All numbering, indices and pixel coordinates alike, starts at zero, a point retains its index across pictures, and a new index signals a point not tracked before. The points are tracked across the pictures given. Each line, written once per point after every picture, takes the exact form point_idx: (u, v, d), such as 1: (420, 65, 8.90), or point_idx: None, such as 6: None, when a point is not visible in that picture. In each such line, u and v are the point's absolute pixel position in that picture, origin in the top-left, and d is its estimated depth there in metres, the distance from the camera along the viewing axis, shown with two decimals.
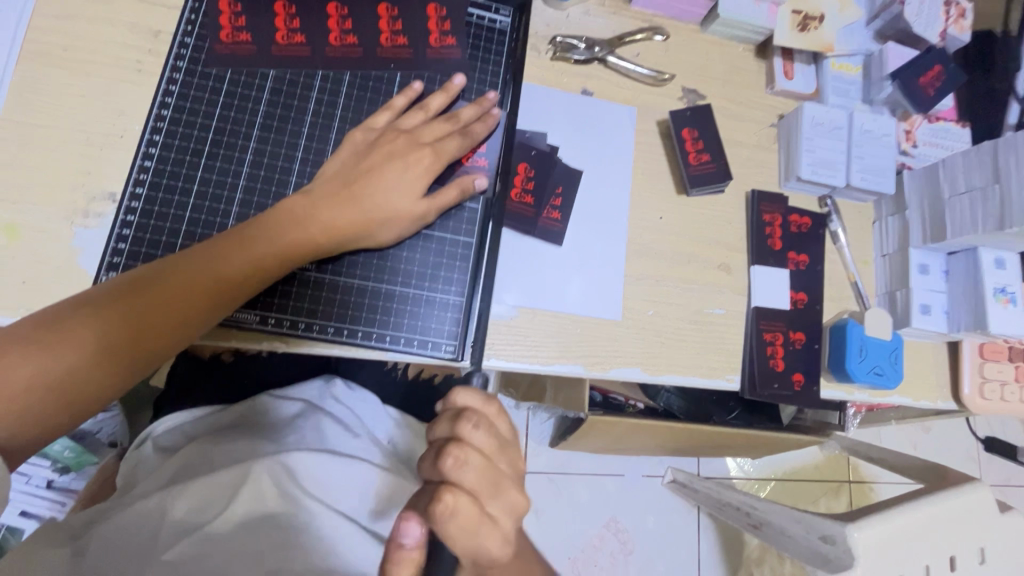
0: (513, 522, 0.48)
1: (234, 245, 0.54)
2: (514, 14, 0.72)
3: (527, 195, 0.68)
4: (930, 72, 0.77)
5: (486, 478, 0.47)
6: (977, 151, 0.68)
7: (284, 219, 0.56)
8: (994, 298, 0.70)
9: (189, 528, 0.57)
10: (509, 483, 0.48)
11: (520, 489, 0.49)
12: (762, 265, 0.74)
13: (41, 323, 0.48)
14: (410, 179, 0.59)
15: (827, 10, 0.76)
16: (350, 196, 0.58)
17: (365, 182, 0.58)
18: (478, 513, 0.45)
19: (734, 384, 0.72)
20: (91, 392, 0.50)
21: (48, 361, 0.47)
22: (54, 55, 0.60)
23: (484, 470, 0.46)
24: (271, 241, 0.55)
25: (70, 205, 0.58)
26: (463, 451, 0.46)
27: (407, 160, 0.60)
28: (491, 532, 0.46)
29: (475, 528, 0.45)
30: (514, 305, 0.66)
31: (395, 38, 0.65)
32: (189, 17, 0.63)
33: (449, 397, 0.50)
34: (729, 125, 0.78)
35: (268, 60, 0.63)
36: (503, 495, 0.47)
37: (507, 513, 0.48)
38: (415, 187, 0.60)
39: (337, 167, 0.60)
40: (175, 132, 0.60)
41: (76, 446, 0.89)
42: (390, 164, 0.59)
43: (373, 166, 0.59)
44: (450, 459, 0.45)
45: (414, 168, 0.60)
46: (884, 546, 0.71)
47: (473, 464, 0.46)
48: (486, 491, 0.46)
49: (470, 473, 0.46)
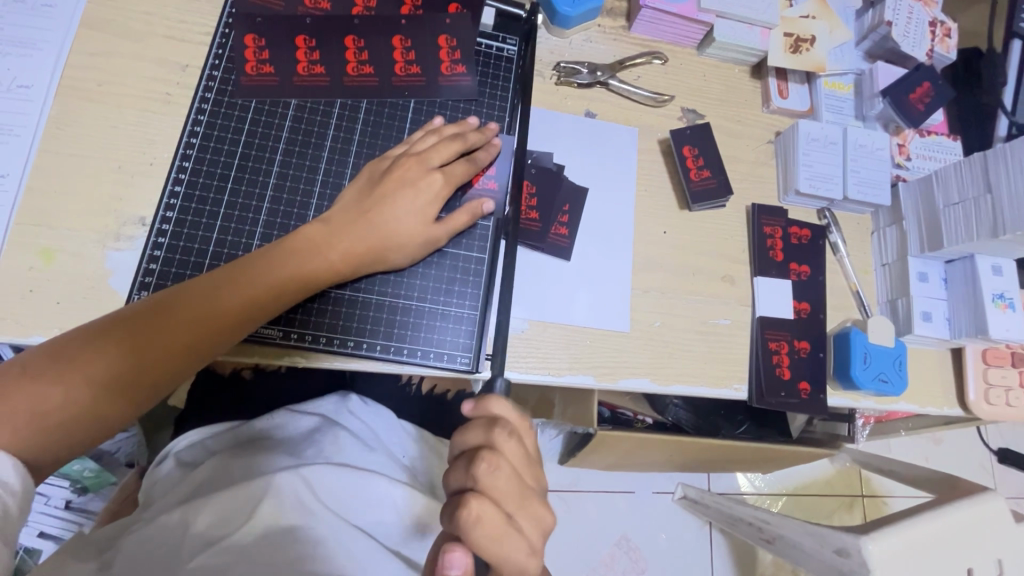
0: (540, 537, 0.50)
1: (254, 270, 0.56)
2: (520, 42, 0.76)
3: (532, 212, 0.71)
4: (919, 89, 0.80)
5: (515, 487, 0.49)
6: (968, 162, 0.71)
7: (302, 246, 0.58)
8: (993, 304, 0.72)
9: (210, 539, 0.58)
10: (536, 498, 0.50)
11: (547, 504, 0.51)
12: (765, 276, 0.76)
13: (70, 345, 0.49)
14: (420, 204, 0.61)
15: (818, 33, 0.80)
16: (365, 224, 0.60)
17: (378, 210, 0.60)
18: (505, 524, 0.47)
19: (742, 393, 0.73)
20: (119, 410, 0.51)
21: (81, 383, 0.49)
22: (90, 90, 0.64)
23: (514, 479, 0.49)
24: (288, 264, 0.57)
25: (102, 229, 0.61)
26: (495, 458, 0.48)
27: (417, 187, 0.62)
28: (517, 543, 0.47)
29: (499, 535, 0.47)
30: (526, 317, 0.69)
31: (409, 67, 0.69)
32: (216, 53, 0.67)
33: (482, 401, 0.52)
34: (729, 142, 0.81)
35: (289, 90, 0.67)
36: (531, 509, 0.49)
37: (534, 524, 0.49)
38: (426, 214, 0.62)
39: (351, 196, 0.62)
40: (203, 158, 0.64)
41: (98, 466, 0.91)
42: (402, 189, 0.61)
43: (385, 195, 0.61)
44: (484, 463, 0.47)
45: (425, 194, 0.62)
46: (900, 559, 0.72)
47: (504, 471, 0.48)
48: (514, 500, 0.48)
49: (501, 480, 0.48)
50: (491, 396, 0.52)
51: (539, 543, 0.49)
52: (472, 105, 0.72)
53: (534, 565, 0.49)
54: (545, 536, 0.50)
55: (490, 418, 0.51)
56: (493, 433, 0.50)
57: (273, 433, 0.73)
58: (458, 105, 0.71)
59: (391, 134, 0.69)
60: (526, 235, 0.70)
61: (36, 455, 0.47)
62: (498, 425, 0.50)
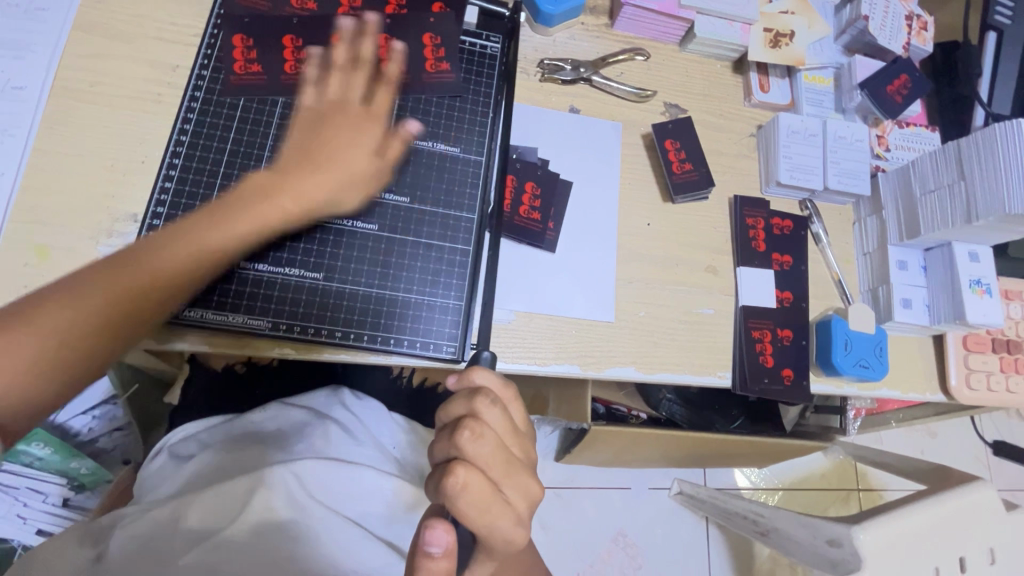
0: (526, 506, 0.51)
1: (205, 231, 0.56)
2: (504, 39, 0.77)
3: (534, 211, 0.72)
4: (897, 81, 0.82)
5: (499, 455, 0.49)
6: (942, 152, 0.72)
7: (222, 216, 0.57)
8: (970, 289, 0.73)
9: (201, 534, 0.59)
10: (521, 466, 0.51)
11: (533, 474, 0.52)
12: (747, 266, 0.78)
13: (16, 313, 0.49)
14: (328, 173, 0.60)
15: (797, 28, 0.81)
16: (269, 210, 0.58)
17: (311, 229, 0.59)
18: (490, 491, 0.48)
19: (725, 380, 0.74)
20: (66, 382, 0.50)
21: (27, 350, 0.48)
22: (83, 90, 0.66)
23: (497, 447, 0.49)
24: (222, 233, 0.56)
25: (95, 225, 0.62)
26: (479, 427, 0.49)
27: (315, 162, 0.60)
28: (501, 508, 0.48)
29: (484, 501, 0.47)
30: (512, 308, 0.70)
31: (395, 63, 0.71)
32: (205, 54, 0.69)
33: (467, 374, 0.53)
34: (711, 136, 0.83)
35: (276, 85, 0.68)
36: (517, 479, 0.50)
37: (519, 493, 0.50)
38: (356, 170, 0.62)
39: (243, 194, 0.59)
40: (193, 155, 0.65)
41: (94, 464, 0.92)
42: (333, 195, 0.60)
43: (291, 184, 0.59)
44: (467, 432, 0.48)
45: (331, 162, 0.61)
46: (885, 543, 0.73)
47: (487, 439, 0.49)
48: (499, 469, 0.49)
49: (485, 448, 0.49)
50: (475, 366, 0.53)
51: (525, 511, 0.51)
52: (457, 102, 0.73)
53: (520, 533, 0.50)
54: (531, 505, 0.51)
55: (473, 389, 0.52)
56: (476, 403, 0.51)
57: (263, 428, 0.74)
58: (443, 100, 0.73)
59: None
60: (529, 236, 0.72)
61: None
62: (481, 394, 0.51)
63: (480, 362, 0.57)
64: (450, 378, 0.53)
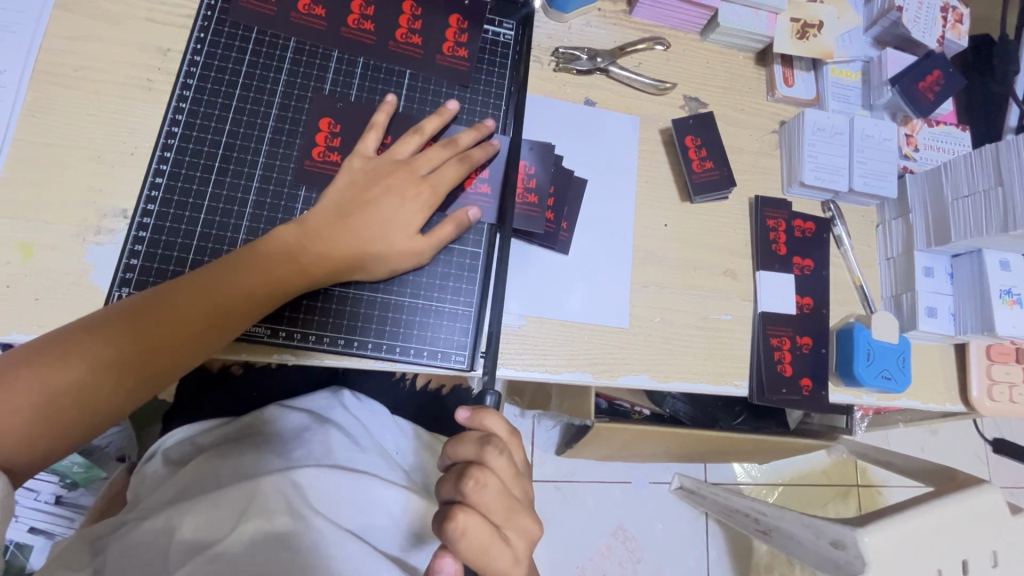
0: (525, 547, 0.49)
1: (229, 272, 0.54)
2: (518, 26, 0.72)
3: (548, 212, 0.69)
4: (929, 77, 0.78)
5: (503, 502, 0.48)
6: (978, 154, 0.69)
7: (274, 251, 0.56)
8: (1000, 300, 0.70)
9: (197, 546, 0.56)
10: (523, 510, 0.49)
11: (534, 515, 0.50)
12: (767, 270, 0.74)
13: (29, 354, 0.48)
14: (405, 212, 0.59)
15: (825, 18, 0.77)
16: (347, 229, 0.58)
17: (361, 216, 0.58)
18: (492, 537, 0.46)
19: (742, 389, 0.71)
20: (67, 411, 0.48)
21: (42, 382, 0.47)
22: (66, 75, 0.61)
23: (502, 495, 0.48)
24: (257, 247, 0.56)
25: (82, 222, 0.58)
26: (483, 474, 0.47)
27: (402, 194, 0.60)
28: (503, 554, 0.47)
29: (486, 549, 0.46)
30: (522, 313, 0.67)
31: (410, 36, 0.67)
32: (198, 36, 0.64)
33: (477, 414, 0.51)
34: (732, 132, 0.78)
35: (287, 26, 0.65)
36: (518, 523, 0.49)
37: (520, 536, 0.49)
38: (412, 223, 0.60)
39: (335, 195, 0.59)
40: (186, 148, 0.61)
41: (87, 460, 0.88)
42: (388, 196, 0.59)
43: (370, 200, 0.59)
44: (472, 481, 0.46)
45: (411, 203, 0.60)
46: (899, 556, 0.71)
47: (492, 488, 0.47)
48: (502, 514, 0.47)
49: (490, 497, 0.47)
50: (487, 409, 0.51)
51: (524, 553, 0.49)
52: (466, 93, 0.69)
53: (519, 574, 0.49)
54: (530, 546, 0.50)
55: (484, 434, 0.49)
56: (483, 449, 0.48)
57: (261, 430, 0.71)
58: (451, 90, 0.69)
59: None
60: (542, 238, 0.68)
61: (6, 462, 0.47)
62: (491, 441, 0.49)
63: (485, 404, 0.54)
64: (460, 416, 0.50)
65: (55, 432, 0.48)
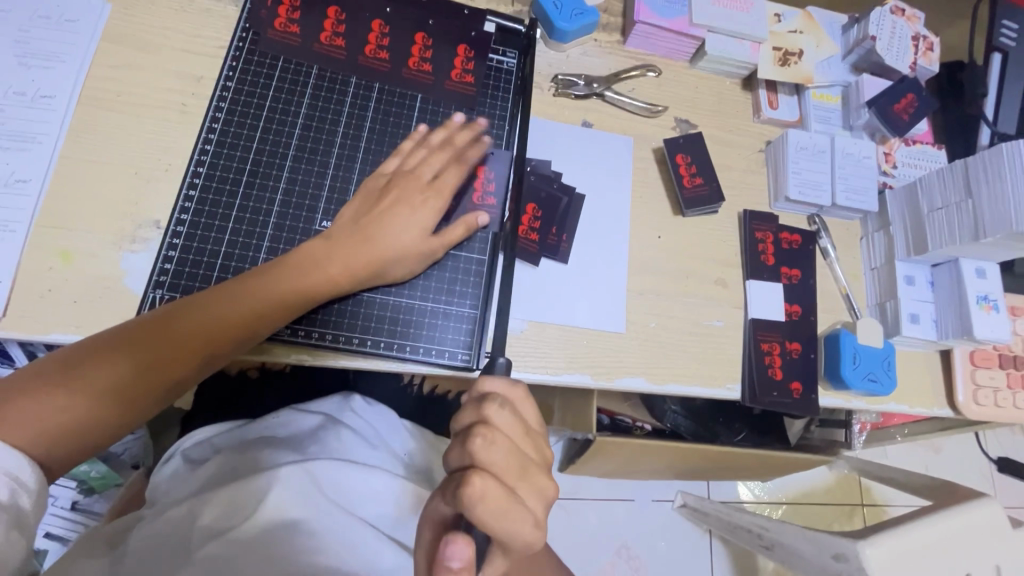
0: (541, 505, 0.52)
1: (260, 279, 0.59)
2: (520, 55, 0.79)
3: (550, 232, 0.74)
4: (902, 100, 0.83)
5: (513, 461, 0.51)
6: (950, 169, 0.74)
7: (300, 258, 0.61)
8: (977, 306, 0.75)
9: (218, 531, 0.59)
10: (535, 468, 0.52)
11: (547, 474, 0.53)
12: (756, 279, 0.79)
13: (76, 353, 0.52)
14: (418, 219, 0.64)
15: (805, 48, 0.84)
16: (362, 239, 0.62)
17: (376, 225, 0.63)
18: (506, 495, 0.49)
19: (735, 393, 0.75)
20: (110, 405, 0.53)
21: (87, 378, 0.51)
22: (110, 100, 0.67)
23: (511, 453, 0.50)
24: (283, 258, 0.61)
25: (119, 232, 0.64)
26: (489, 434, 0.50)
27: (413, 204, 0.64)
28: (520, 513, 0.49)
29: (504, 506, 0.49)
30: (524, 318, 0.71)
31: (421, 64, 0.74)
32: (230, 65, 0.70)
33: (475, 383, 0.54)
34: (721, 151, 0.84)
35: (309, 55, 0.72)
36: (530, 481, 0.51)
37: (534, 494, 0.51)
38: (423, 228, 0.64)
39: (351, 211, 0.64)
40: (216, 163, 0.67)
41: (104, 467, 0.92)
42: (400, 205, 0.64)
43: (386, 210, 0.64)
44: (480, 438, 0.49)
45: (421, 210, 0.64)
46: (896, 562, 0.72)
47: (500, 446, 0.50)
48: (513, 474, 0.50)
49: (499, 455, 0.50)
50: (483, 374, 0.54)
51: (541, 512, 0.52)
52: (472, 115, 0.75)
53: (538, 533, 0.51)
54: (545, 506, 0.53)
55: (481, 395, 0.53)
56: (485, 410, 0.52)
57: (276, 432, 0.75)
58: (459, 112, 0.75)
59: (396, 140, 0.72)
60: (545, 250, 0.73)
61: (44, 450, 0.50)
62: (488, 398, 0.52)
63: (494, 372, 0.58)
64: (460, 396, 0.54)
65: (96, 424, 0.52)
